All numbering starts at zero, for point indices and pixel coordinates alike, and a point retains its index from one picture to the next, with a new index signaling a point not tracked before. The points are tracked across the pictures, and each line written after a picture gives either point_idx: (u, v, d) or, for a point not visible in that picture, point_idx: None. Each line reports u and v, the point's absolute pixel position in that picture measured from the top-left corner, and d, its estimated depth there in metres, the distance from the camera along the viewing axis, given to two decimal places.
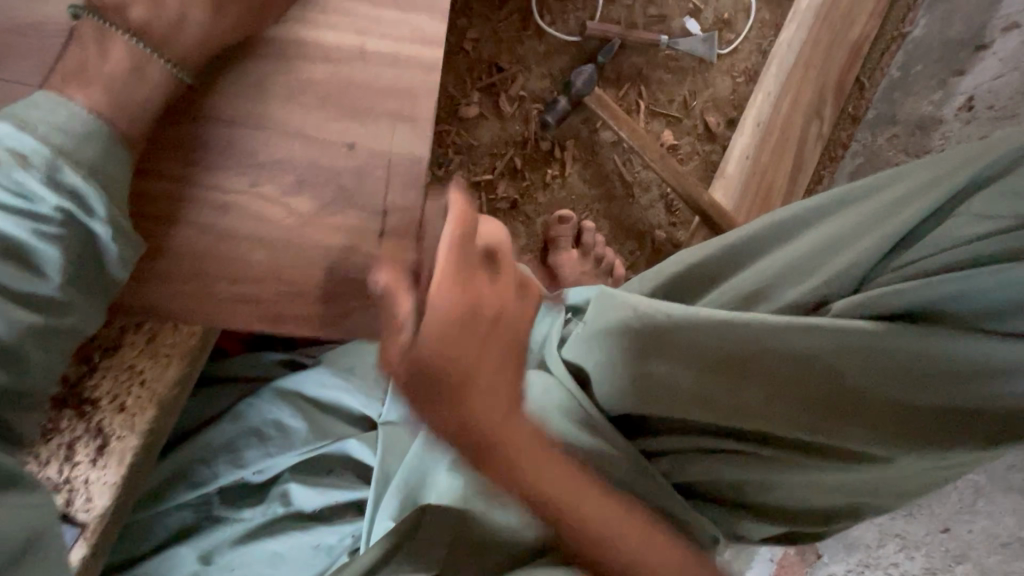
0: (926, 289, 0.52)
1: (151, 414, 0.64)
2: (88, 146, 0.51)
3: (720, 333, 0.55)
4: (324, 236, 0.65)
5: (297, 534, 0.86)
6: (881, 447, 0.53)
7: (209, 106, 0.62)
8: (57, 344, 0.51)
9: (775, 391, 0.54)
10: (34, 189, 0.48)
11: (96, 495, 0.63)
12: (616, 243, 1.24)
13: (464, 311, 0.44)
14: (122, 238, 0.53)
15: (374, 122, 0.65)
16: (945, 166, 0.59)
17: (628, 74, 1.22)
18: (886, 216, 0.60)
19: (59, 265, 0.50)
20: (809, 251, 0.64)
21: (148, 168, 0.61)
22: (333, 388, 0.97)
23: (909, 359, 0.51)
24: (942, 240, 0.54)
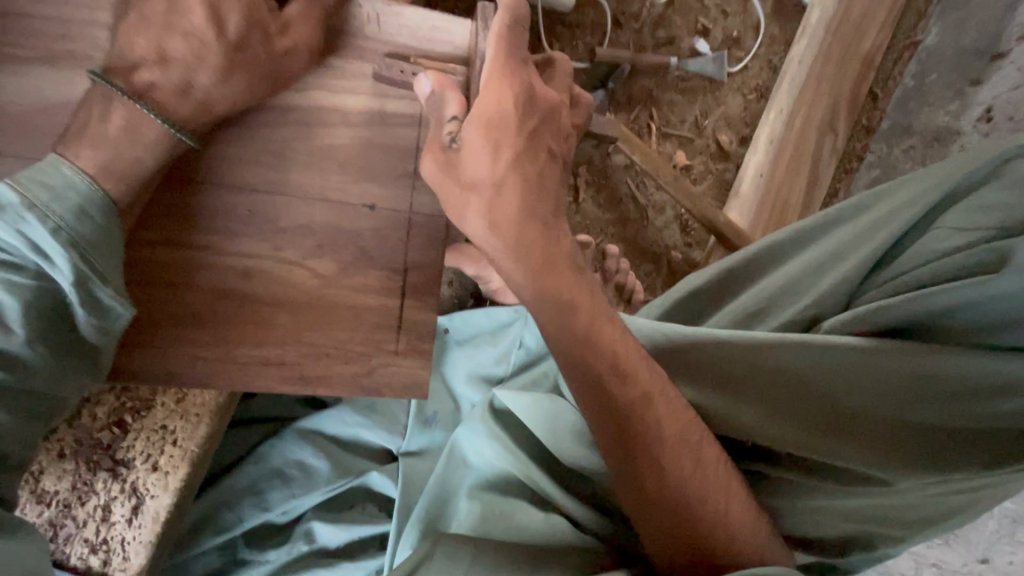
0: (910, 305, 0.54)
1: (183, 473, 0.64)
2: (68, 207, 0.50)
3: (715, 351, 0.59)
4: (346, 294, 0.65)
5: (321, 572, 0.87)
6: (887, 469, 0.52)
7: (208, 169, 0.61)
8: (15, 403, 0.50)
9: (772, 408, 0.56)
10: (8, 241, 0.49)
11: (132, 554, 0.63)
12: (632, 264, 1.24)
13: (516, 92, 0.54)
14: (91, 301, 0.52)
15: (393, 178, 0.66)
16: (927, 182, 0.63)
17: (639, 97, 1.22)
18: (871, 235, 0.64)
19: (20, 317, 0.49)
20: (800, 273, 0.69)
21: (155, 235, 0.60)
22: (353, 425, 0.98)
23: (899, 374, 0.52)
24: (928, 253, 0.58)
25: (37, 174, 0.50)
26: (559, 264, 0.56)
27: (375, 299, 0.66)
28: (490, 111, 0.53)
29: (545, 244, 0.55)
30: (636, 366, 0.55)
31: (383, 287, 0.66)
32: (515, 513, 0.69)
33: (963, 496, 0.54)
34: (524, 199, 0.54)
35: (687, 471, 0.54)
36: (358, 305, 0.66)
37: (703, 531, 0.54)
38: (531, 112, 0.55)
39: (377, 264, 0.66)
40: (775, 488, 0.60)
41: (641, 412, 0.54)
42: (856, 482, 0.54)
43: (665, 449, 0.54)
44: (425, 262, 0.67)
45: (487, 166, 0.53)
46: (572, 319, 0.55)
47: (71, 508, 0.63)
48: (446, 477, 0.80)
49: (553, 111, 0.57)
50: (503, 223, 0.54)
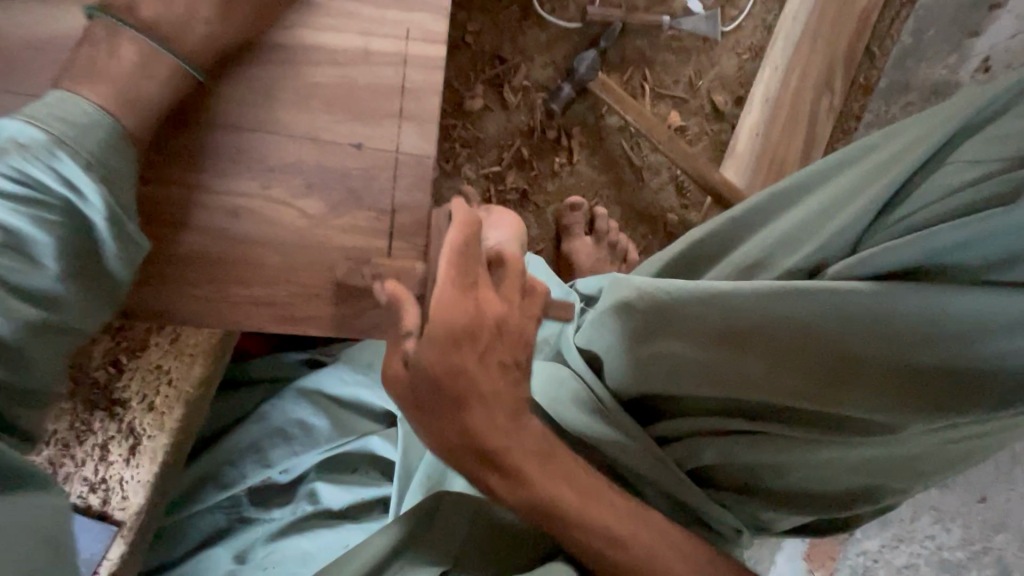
0: (912, 245, 0.52)
1: (179, 412, 0.66)
2: (96, 143, 0.51)
3: (714, 304, 0.55)
4: (335, 235, 0.66)
5: (324, 532, 0.88)
6: (886, 411, 0.53)
7: (214, 112, 0.62)
8: (55, 342, 0.51)
9: (774, 361, 0.55)
10: (37, 177, 0.48)
11: (130, 492, 0.65)
12: (628, 227, 1.24)
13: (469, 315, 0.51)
14: (120, 236, 0.53)
15: (378, 116, 0.65)
16: (929, 125, 0.61)
17: (632, 58, 1.21)
18: (880, 173, 0.62)
19: (53, 255, 0.49)
20: (805, 217, 0.66)
21: (154, 174, 0.62)
22: (353, 386, 0.97)
23: (903, 320, 0.50)
24: (939, 188, 0.55)
25: (58, 110, 0.50)
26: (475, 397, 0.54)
27: (363, 240, 0.66)
28: (450, 372, 0.52)
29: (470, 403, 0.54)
30: (607, 509, 0.60)
31: (370, 228, 0.66)
32: None
33: (960, 433, 0.55)
34: (487, 411, 0.55)
35: (641, 554, 0.59)
36: (346, 246, 0.66)
37: (564, 521, 0.59)
38: (479, 335, 0.52)
39: (364, 204, 0.66)
40: (775, 442, 0.59)
41: (585, 509, 0.59)
42: (861, 427, 0.55)
43: (627, 544, 0.59)
44: (408, 200, 0.67)
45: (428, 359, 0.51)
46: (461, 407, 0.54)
47: (69, 448, 0.64)
48: None
49: (502, 323, 0.53)
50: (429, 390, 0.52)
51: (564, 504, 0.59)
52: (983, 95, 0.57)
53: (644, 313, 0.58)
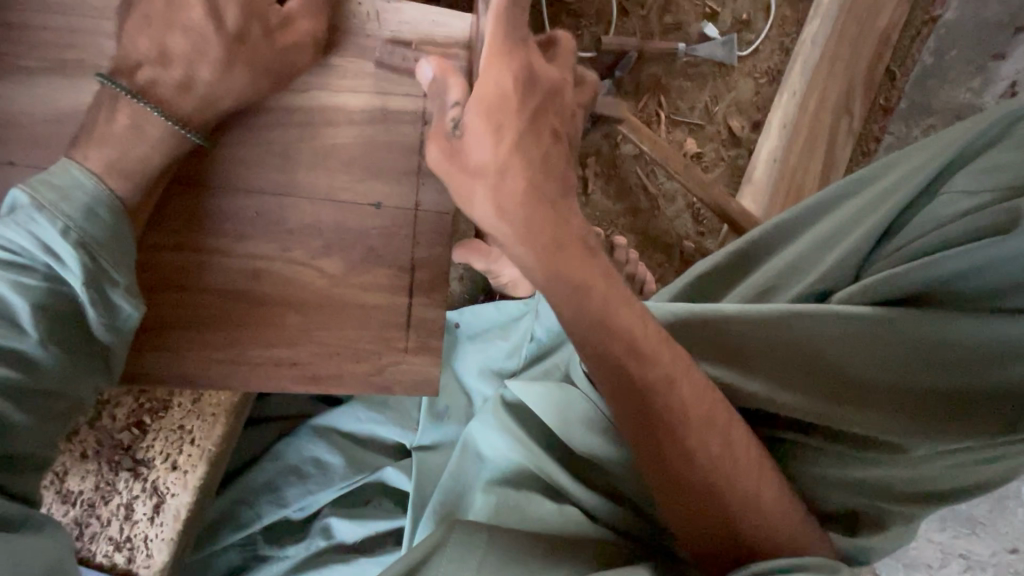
0: (919, 271, 0.55)
1: (202, 471, 0.66)
2: (80, 207, 0.52)
3: (734, 321, 0.59)
4: (351, 295, 0.67)
5: (337, 566, 0.86)
6: (901, 433, 0.51)
7: (215, 174, 0.62)
8: (36, 405, 0.52)
9: (784, 379, 0.56)
10: (21, 243, 0.51)
11: (155, 551, 0.65)
12: (645, 254, 1.22)
13: (519, 76, 0.51)
14: (101, 301, 0.53)
15: (393, 173, 0.67)
16: (929, 153, 0.66)
17: (647, 85, 1.20)
18: (879, 204, 0.66)
19: (32, 318, 0.51)
20: (810, 249, 0.70)
21: (164, 239, 0.62)
22: (367, 422, 0.99)
23: (908, 342, 0.53)
24: (943, 215, 0.59)
25: (48, 177, 0.52)
26: (535, 171, 0.52)
27: (381, 297, 0.68)
28: (498, 107, 0.50)
29: (535, 183, 0.52)
30: (655, 346, 0.54)
31: (385, 286, 0.68)
32: (531, 507, 0.68)
33: (973, 466, 0.53)
34: (533, 178, 0.52)
35: (682, 395, 0.53)
36: (364, 303, 0.67)
37: (651, 374, 0.53)
38: (534, 91, 0.52)
39: (385, 264, 0.68)
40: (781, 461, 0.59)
41: (631, 333, 0.54)
42: (874, 451, 0.53)
43: (670, 387, 0.53)
44: (423, 251, 0.69)
45: (491, 150, 0.51)
46: (530, 186, 0.52)
47: (95, 507, 0.64)
48: (458, 471, 0.80)
49: (556, 90, 0.54)
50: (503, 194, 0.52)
51: (655, 357, 0.54)
52: (981, 122, 0.61)
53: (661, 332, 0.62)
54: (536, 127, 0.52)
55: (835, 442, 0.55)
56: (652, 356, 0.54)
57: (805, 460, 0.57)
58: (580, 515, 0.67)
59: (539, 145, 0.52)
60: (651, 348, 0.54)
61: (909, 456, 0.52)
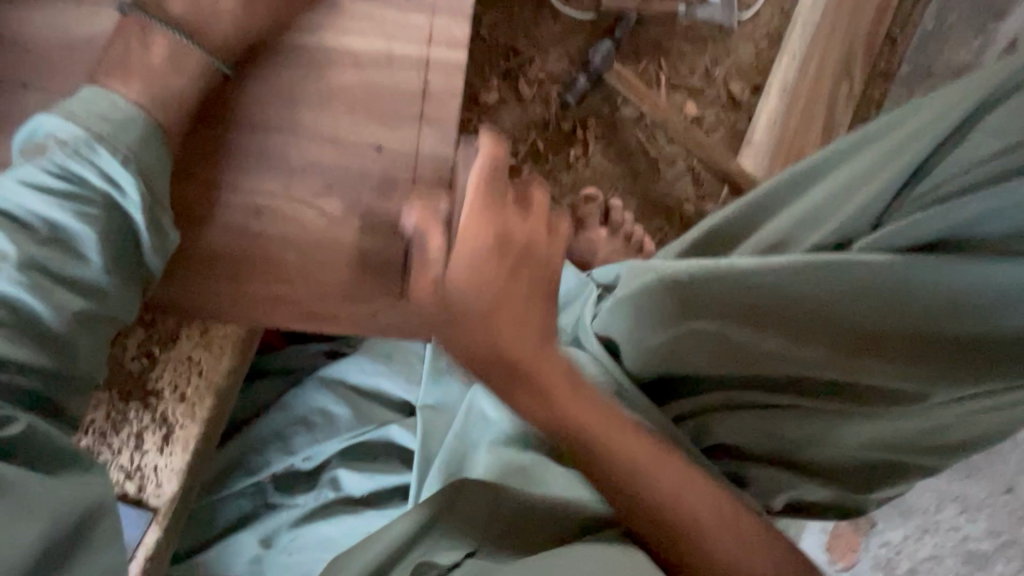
0: (935, 220, 0.60)
1: (209, 403, 0.68)
2: (135, 138, 0.55)
3: (736, 284, 0.64)
4: (348, 237, 0.67)
5: (345, 519, 0.87)
6: (908, 376, 0.60)
7: (236, 109, 0.64)
8: (98, 329, 0.55)
9: (800, 333, 0.62)
10: (79, 173, 0.53)
11: (164, 482, 0.67)
12: (644, 219, 1.23)
13: (493, 220, 0.50)
14: (152, 225, 0.56)
15: (391, 114, 0.66)
16: (939, 104, 0.67)
17: (647, 48, 1.21)
18: (900, 151, 0.67)
19: (95, 248, 0.54)
20: (827, 197, 0.72)
21: (183, 171, 0.64)
22: (373, 375, 0.98)
23: (909, 299, 0.60)
24: (960, 163, 0.63)
25: (95, 109, 0.55)
26: (511, 299, 0.52)
27: (377, 242, 0.67)
28: (489, 304, 0.52)
29: (515, 294, 0.52)
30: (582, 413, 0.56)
31: (382, 230, 0.67)
32: (538, 470, 0.71)
33: (971, 413, 0.61)
34: (514, 298, 0.52)
35: (676, 503, 0.57)
36: (365, 246, 0.67)
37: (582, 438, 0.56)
38: (505, 202, 0.51)
39: (384, 211, 0.67)
40: (792, 412, 0.65)
41: (607, 453, 0.56)
42: (888, 396, 0.61)
43: (679, 498, 0.57)
44: (423, 197, 0.67)
45: (464, 264, 0.50)
46: (511, 290, 0.52)
47: (107, 436, 0.66)
48: (464, 431, 0.79)
49: (534, 240, 0.52)
50: (467, 311, 0.52)
51: (576, 412, 0.56)
52: (997, 73, 0.63)
53: (674, 290, 0.65)
54: (520, 226, 0.51)
55: (844, 393, 0.63)
56: (573, 412, 0.56)
57: (817, 408, 0.64)
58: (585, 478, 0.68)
59: (516, 254, 0.51)
60: (574, 410, 0.56)
61: (927, 403, 0.60)
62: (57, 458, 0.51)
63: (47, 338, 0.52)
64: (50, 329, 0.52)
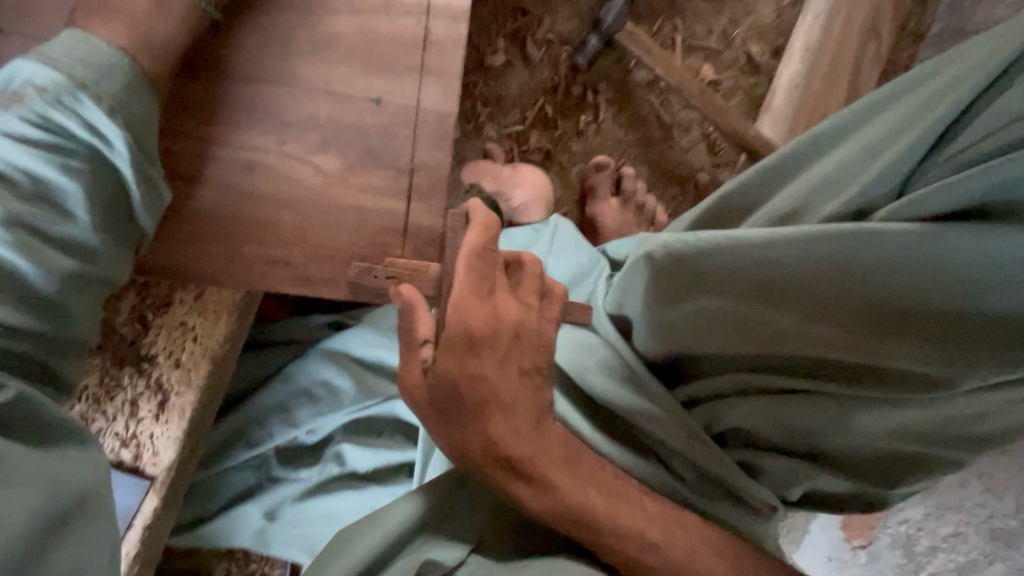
0: (990, 174, 0.48)
1: (205, 370, 0.66)
2: (120, 85, 0.51)
3: (735, 263, 0.54)
4: (347, 197, 0.64)
5: (351, 493, 0.89)
6: (929, 368, 0.52)
7: (228, 60, 0.61)
8: (90, 293, 0.51)
9: (813, 316, 0.54)
10: (59, 121, 0.48)
11: (161, 450, 0.66)
12: (657, 188, 1.19)
13: (479, 289, 0.53)
14: (144, 183, 0.53)
15: (390, 63, 0.63)
16: (980, 55, 0.56)
17: (661, 6, 1.15)
18: (936, 100, 0.57)
19: (83, 204, 0.49)
20: (848, 159, 0.63)
21: (174, 125, 0.61)
22: (377, 347, 0.93)
23: (945, 277, 0.49)
24: (999, 116, 0.51)
25: (74, 52, 0.50)
26: (498, 383, 0.55)
27: (377, 202, 0.65)
28: (484, 396, 0.54)
29: (499, 386, 0.55)
30: (568, 480, 0.58)
31: (383, 188, 0.65)
32: None
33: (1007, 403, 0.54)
34: (501, 386, 0.55)
35: (682, 559, 0.59)
36: (366, 206, 0.65)
37: (571, 510, 0.58)
38: (489, 281, 0.54)
39: (383, 168, 0.65)
40: (797, 405, 0.60)
41: (611, 518, 0.58)
42: (910, 389, 0.55)
43: (670, 547, 0.59)
44: (425, 153, 0.65)
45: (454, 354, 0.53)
46: (494, 380, 0.55)
47: (100, 403, 0.64)
48: None
49: (521, 328, 0.55)
50: (462, 404, 0.54)
51: (561, 482, 0.58)
52: None
53: (667, 266, 0.56)
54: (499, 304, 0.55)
55: (855, 383, 0.57)
56: (558, 482, 0.57)
57: (828, 400, 0.59)
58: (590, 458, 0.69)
59: (502, 338, 0.54)
60: (560, 483, 0.58)
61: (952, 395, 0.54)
62: (51, 431, 0.47)
63: (34, 301, 0.47)
64: (40, 293, 0.47)
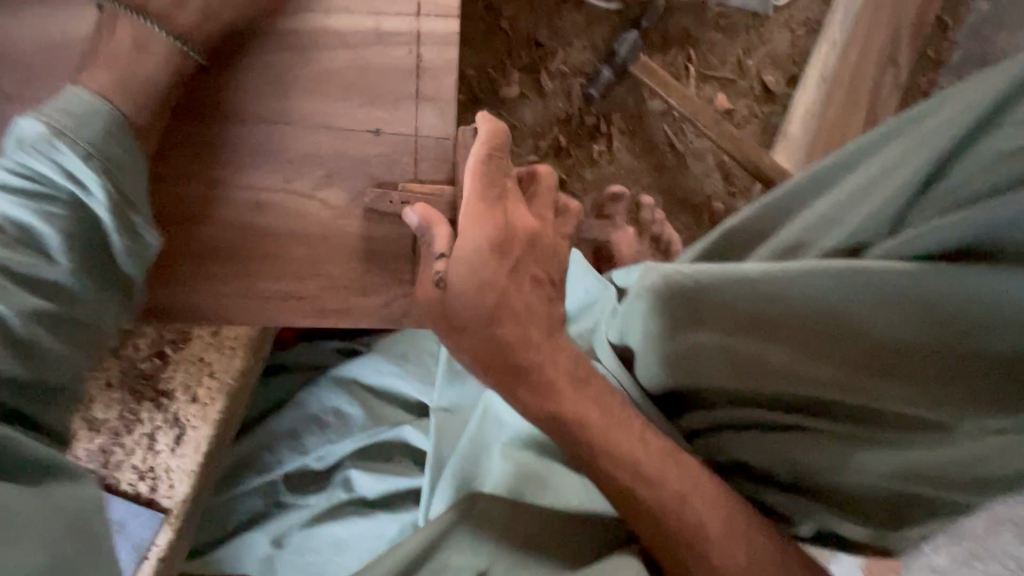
0: (979, 210, 0.49)
1: (221, 405, 0.68)
2: (100, 131, 0.52)
3: (732, 294, 0.56)
4: (361, 237, 0.66)
5: (358, 521, 0.87)
6: (936, 411, 0.49)
7: (229, 105, 0.61)
8: (73, 337, 0.52)
9: (808, 350, 0.53)
10: (42, 171, 0.50)
11: (176, 482, 0.67)
12: (670, 216, 1.18)
13: (484, 189, 0.56)
14: (127, 228, 0.54)
15: (394, 96, 0.64)
16: (966, 96, 0.56)
17: (675, 37, 1.16)
18: (929, 140, 0.57)
19: (63, 248, 0.51)
20: (847, 198, 0.62)
21: (177, 172, 0.62)
22: (387, 375, 0.95)
23: (937, 310, 0.49)
24: (992, 153, 0.52)
25: (56, 103, 0.51)
26: (509, 289, 0.56)
27: (387, 239, 0.67)
28: (495, 303, 0.55)
29: (508, 287, 0.56)
30: (576, 401, 0.56)
31: (392, 227, 0.66)
32: (559, 482, 0.66)
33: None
34: (509, 295, 0.56)
35: (706, 517, 0.54)
36: (375, 244, 0.67)
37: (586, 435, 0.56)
38: (496, 191, 0.57)
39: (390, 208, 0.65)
40: (801, 443, 0.55)
41: (622, 449, 0.56)
42: (921, 430, 0.50)
43: (683, 505, 0.54)
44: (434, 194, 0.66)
45: (464, 260, 0.54)
46: (500, 279, 0.55)
47: (119, 436, 0.67)
48: (479, 434, 0.75)
49: (534, 237, 0.59)
50: (468, 307, 0.55)
51: (577, 405, 0.56)
52: None
53: (666, 298, 0.59)
54: (518, 215, 0.58)
55: (855, 421, 0.53)
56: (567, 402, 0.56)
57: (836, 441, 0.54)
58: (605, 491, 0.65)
59: (507, 224, 0.56)
60: (577, 403, 0.56)
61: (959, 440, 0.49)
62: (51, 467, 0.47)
63: (15, 343, 0.46)
64: (19, 335, 0.47)
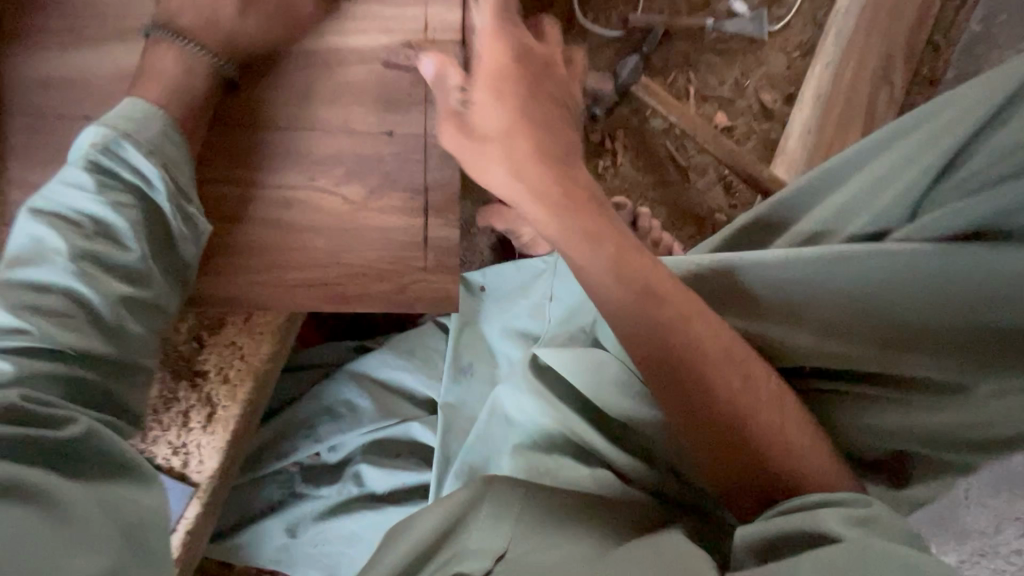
0: (974, 204, 0.60)
1: (249, 385, 0.75)
2: (157, 135, 0.60)
3: (769, 276, 0.65)
4: (377, 232, 0.73)
5: (368, 514, 0.92)
6: (953, 372, 0.56)
7: (269, 116, 0.71)
8: (144, 316, 0.58)
9: (832, 327, 0.61)
10: (115, 169, 0.58)
11: (207, 458, 0.73)
12: (673, 228, 1.23)
13: (512, 48, 0.61)
14: (183, 215, 0.61)
15: (410, 107, 0.72)
16: (959, 106, 0.66)
17: (675, 61, 1.23)
18: (928, 145, 0.67)
19: (134, 235, 0.58)
20: (859, 195, 0.72)
21: (219, 176, 0.71)
22: (395, 369, 1.00)
23: (948, 286, 0.57)
24: (986, 155, 0.62)
25: (123, 114, 0.60)
26: (533, 129, 0.60)
27: (399, 233, 0.73)
28: (531, 145, 0.60)
29: (539, 129, 0.60)
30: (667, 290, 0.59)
31: (405, 222, 0.73)
32: (563, 468, 0.69)
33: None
34: (539, 137, 0.60)
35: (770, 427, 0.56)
36: (389, 237, 0.73)
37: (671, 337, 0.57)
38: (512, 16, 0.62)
39: (405, 206, 0.73)
40: (833, 400, 0.63)
41: (704, 349, 0.57)
42: (935, 391, 0.58)
43: (756, 412, 0.56)
44: (442, 193, 0.73)
45: (497, 117, 0.59)
46: (532, 123, 0.60)
47: (157, 413, 0.73)
48: (487, 433, 0.79)
49: (548, 62, 0.63)
50: (503, 143, 0.59)
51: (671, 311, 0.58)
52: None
53: (698, 283, 0.70)
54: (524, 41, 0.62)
55: (870, 381, 0.61)
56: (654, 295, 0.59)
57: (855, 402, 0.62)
58: (613, 478, 0.68)
59: (531, 85, 0.61)
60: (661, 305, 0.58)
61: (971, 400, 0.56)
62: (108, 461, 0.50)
63: (101, 323, 0.54)
64: (98, 315, 0.54)
